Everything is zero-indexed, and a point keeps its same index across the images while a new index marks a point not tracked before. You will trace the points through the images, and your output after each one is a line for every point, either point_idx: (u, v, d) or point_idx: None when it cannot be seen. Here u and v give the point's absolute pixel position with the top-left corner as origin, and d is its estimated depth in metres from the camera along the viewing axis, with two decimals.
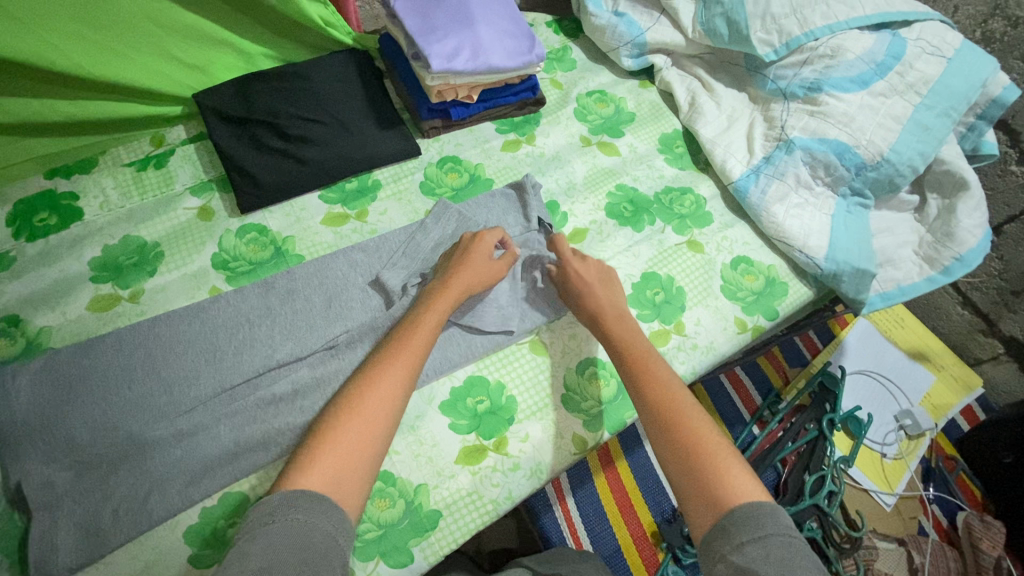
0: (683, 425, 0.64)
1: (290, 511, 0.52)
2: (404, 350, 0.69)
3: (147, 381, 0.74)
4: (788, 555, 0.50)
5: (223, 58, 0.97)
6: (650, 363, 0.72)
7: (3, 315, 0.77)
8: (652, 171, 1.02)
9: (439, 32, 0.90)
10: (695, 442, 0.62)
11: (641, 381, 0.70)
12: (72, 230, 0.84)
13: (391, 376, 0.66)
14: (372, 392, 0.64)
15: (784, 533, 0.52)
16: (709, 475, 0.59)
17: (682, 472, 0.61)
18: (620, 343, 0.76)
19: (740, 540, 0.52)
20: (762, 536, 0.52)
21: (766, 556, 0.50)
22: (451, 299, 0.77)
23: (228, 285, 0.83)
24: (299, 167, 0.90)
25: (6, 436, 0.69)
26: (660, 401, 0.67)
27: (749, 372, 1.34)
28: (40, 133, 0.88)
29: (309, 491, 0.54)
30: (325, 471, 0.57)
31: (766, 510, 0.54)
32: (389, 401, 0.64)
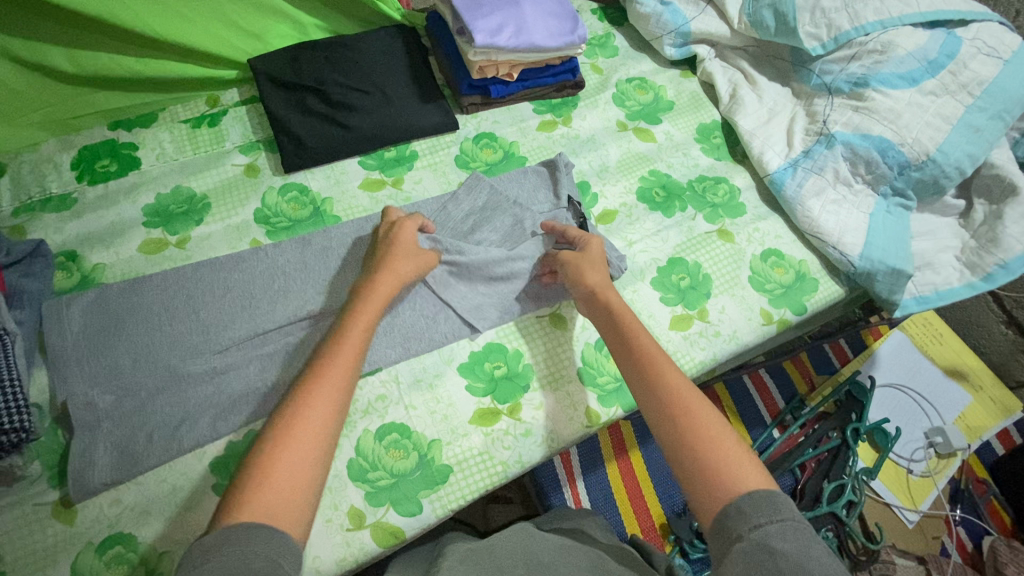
0: (692, 410, 0.61)
1: (227, 545, 0.47)
2: (330, 371, 0.62)
3: (186, 321, 0.78)
4: (804, 535, 0.49)
5: (279, 27, 1.02)
6: (651, 346, 0.69)
7: (63, 251, 0.83)
8: (687, 160, 1.02)
9: (485, 9, 0.92)
10: (703, 428, 0.60)
11: (644, 366, 0.67)
12: (130, 177, 0.90)
13: (322, 395, 0.59)
14: (308, 408, 0.58)
15: (797, 515, 0.51)
16: (718, 460, 0.57)
17: (692, 456, 0.58)
18: (619, 327, 0.73)
19: (757, 523, 0.50)
20: (780, 518, 0.50)
21: (783, 535, 0.49)
22: (378, 298, 0.72)
23: (268, 238, 0.87)
24: (342, 132, 0.93)
25: (57, 359, 0.74)
26: (665, 386, 0.64)
27: (773, 375, 1.30)
28: (108, 88, 0.95)
29: (246, 522, 0.48)
30: (262, 499, 0.51)
31: (776, 494, 0.53)
32: (322, 427, 0.57)
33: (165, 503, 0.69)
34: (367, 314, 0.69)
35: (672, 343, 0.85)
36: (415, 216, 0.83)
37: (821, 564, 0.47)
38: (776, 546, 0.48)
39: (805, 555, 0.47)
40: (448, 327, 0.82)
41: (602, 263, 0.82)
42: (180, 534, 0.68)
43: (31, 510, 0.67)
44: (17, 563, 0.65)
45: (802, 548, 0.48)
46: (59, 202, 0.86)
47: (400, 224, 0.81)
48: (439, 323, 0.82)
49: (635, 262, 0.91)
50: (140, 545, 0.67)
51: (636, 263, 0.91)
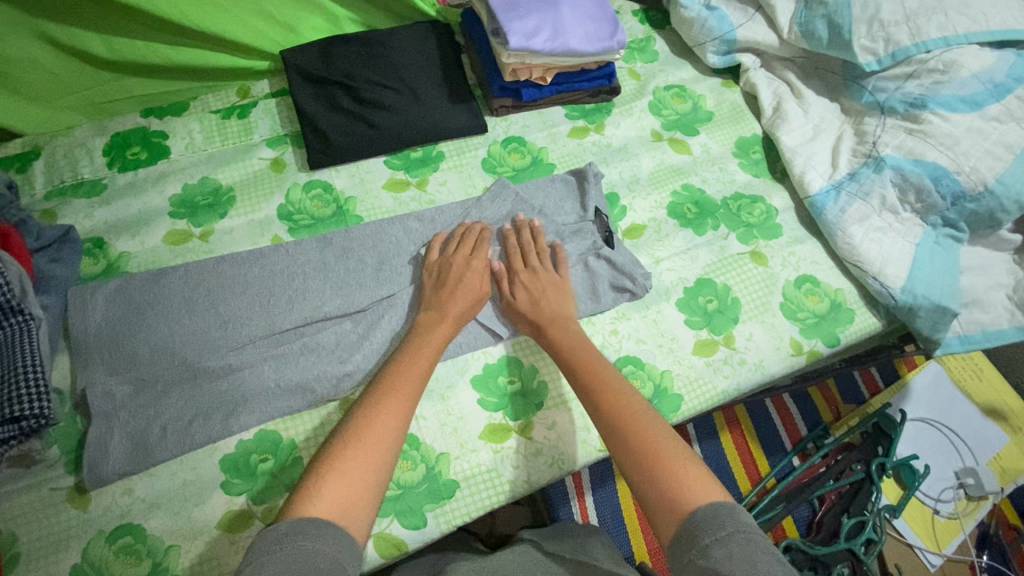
0: (642, 432, 0.62)
1: (297, 537, 0.52)
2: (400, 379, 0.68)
3: (204, 315, 0.79)
4: (752, 553, 0.50)
5: (313, 20, 1.01)
6: (603, 373, 0.70)
7: (90, 237, 0.84)
8: (723, 175, 0.98)
9: (521, 11, 0.88)
10: (651, 448, 0.61)
11: (597, 394, 0.68)
12: (159, 166, 0.90)
13: (392, 409, 0.65)
14: (372, 422, 0.63)
15: (744, 528, 0.52)
16: (667, 480, 0.58)
17: (646, 479, 0.59)
18: (569, 356, 0.74)
19: (705, 543, 0.52)
20: (724, 535, 0.51)
21: (729, 556, 0.50)
22: (446, 330, 0.75)
23: (290, 235, 0.87)
24: (370, 131, 0.92)
25: (80, 345, 0.75)
26: (614, 412, 0.66)
27: (797, 401, 1.28)
28: (142, 75, 0.95)
29: (314, 520, 0.54)
30: (331, 497, 0.56)
31: (724, 509, 0.54)
32: (387, 437, 0.62)
33: (176, 497, 0.70)
34: (437, 336, 0.74)
35: (694, 369, 0.81)
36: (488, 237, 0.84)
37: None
38: (720, 569, 0.49)
39: None
40: (463, 335, 0.80)
41: (557, 293, 0.80)
42: (188, 528, 0.69)
43: (48, 494, 0.70)
44: (35, 544, 0.67)
45: (746, 568, 0.49)
46: (90, 188, 0.87)
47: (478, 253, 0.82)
48: None
49: (660, 282, 0.87)
50: (148, 537, 0.68)
51: (662, 282, 0.87)
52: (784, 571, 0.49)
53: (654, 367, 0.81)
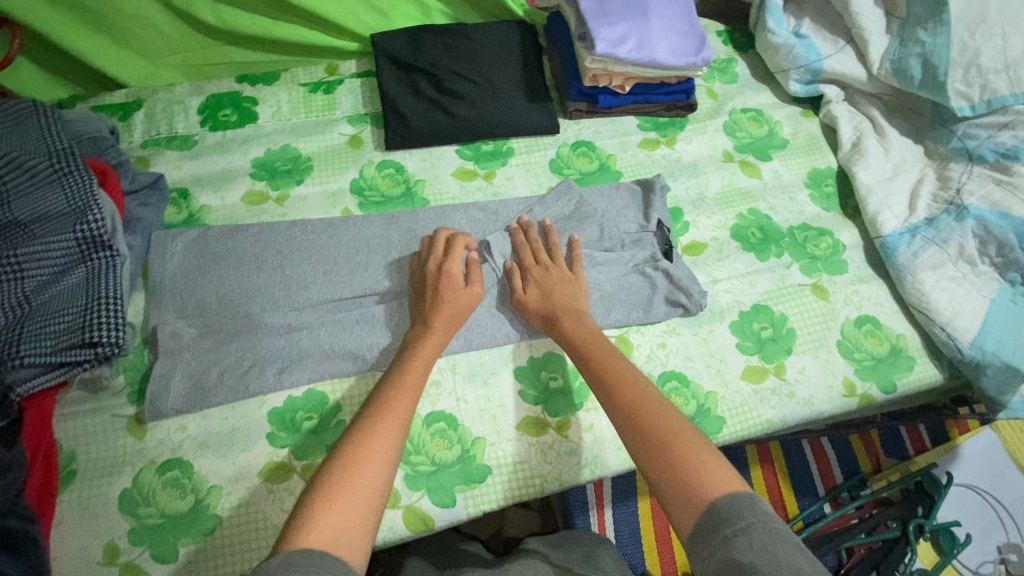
0: (658, 422, 0.60)
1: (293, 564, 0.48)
2: (392, 404, 0.65)
3: (271, 274, 0.82)
4: (772, 539, 0.48)
5: (405, 8, 1.04)
6: (614, 362, 0.70)
7: (177, 188, 0.89)
8: (792, 204, 0.96)
9: (612, 18, 0.88)
10: (668, 438, 0.59)
11: (611, 388, 0.66)
12: (246, 129, 0.95)
13: (382, 435, 0.61)
14: (362, 451, 0.59)
15: (765, 517, 0.50)
16: (684, 472, 0.56)
17: (663, 473, 0.57)
18: (581, 351, 0.73)
19: (726, 534, 0.49)
20: (744, 526, 0.49)
21: (751, 545, 0.47)
22: (435, 346, 0.74)
23: (359, 210, 0.90)
24: (446, 119, 0.95)
25: (155, 286, 0.80)
26: (628, 406, 0.64)
27: (836, 448, 1.24)
28: (242, 44, 1.01)
29: (305, 553, 0.50)
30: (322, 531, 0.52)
31: (742, 497, 0.52)
32: (379, 464, 0.59)
33: (224, 441, 0.73)
34: (425, 353, 0.72)
35: (741, 394, 0.80)
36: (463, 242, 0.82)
37: (791, 570, 0.45)
38: (743, 560, 0.46)
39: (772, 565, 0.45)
40: (513, 327, 0.81)
41: (566, 283, 0.80)
42: (231, 472, 0.72)
43: (110, 419, 0.74)
44: (93, 463, 0.72)
45: (770, 556, 0.46)
46: (182, 142, 0.93)
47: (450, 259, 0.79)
48: (504, 322, 0.81)
49: (716, 302, 0.86)
50: (194, 474, 0.71)
51: (717, 302, 0.86)
52: (810, 561, 0.46)
53: (700, 386, 0.80)
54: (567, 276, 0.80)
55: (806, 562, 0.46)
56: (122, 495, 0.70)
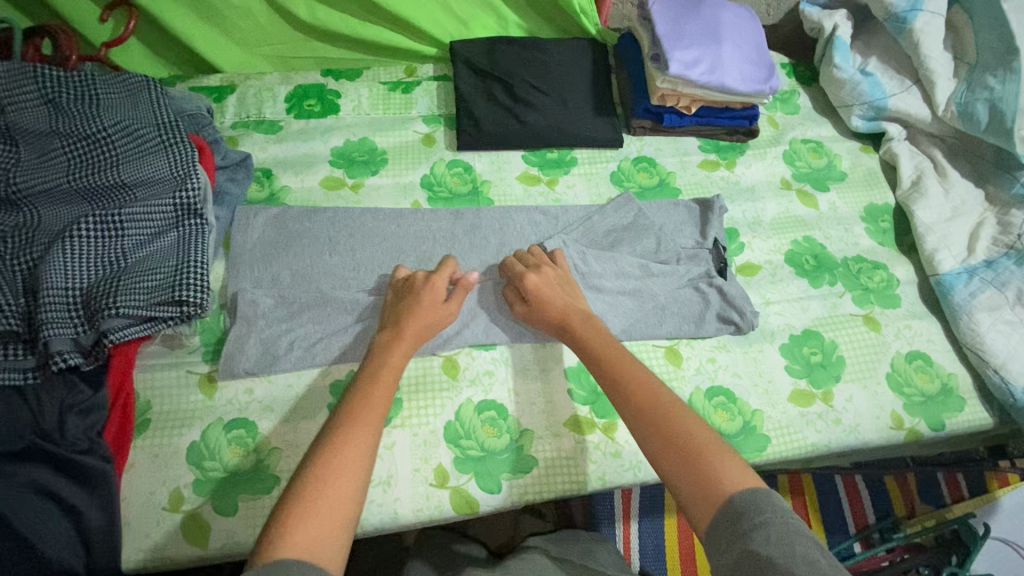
0: (677, 426, 0.61)
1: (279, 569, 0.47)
2: (364, 405, 0.63)
3: (343, 256, 0.87)
4: (789, 532, 0.49)
5: (484, 19, 1.10)
6: (631, 366, 0.69)
7: (262, 168, 0.95)
8: (847, 236, 0.97)
9: (685, 41, 0.92)
10: (685, 442, 0.59)
11: (626, 392, 0.67)
12: (327, 119, 1.01)
13: (354, 435, 0.60)
14: (334, 452, 0.58)
15: (783, 512, 0.51)
16: (702, 473, 0.56)
17: (681, 475, 0.57)
18: (595, 357, 0.73)
19: (744, 529, 0.50)
20: (761, 520, 0.50)
21: (769, 539, 0.48)
22: (406, 350, 0.73)
23: (428, 203, 0.95)
24: (516, 125, 0.99)
25: (237, 256, 0.85)
26: (644, 410, 0.64)
27: (871, 488, 1.22)
28: (330, 41, 1.08)
29: (285, 556, 0.48)
30: (299, 533, 0.51)
31: (761, 493, 0.53)
32: (355, 464, 0.57)
33: (287, 406, 0.77)
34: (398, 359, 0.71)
35: (787, 415, 0.81)
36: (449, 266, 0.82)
37: (808, 563, 0.46)
38: (761, 552, 0.48)
39: (790, 559, 0.46)
40: None
41: (566, 289, 0.80)
42: (292, 437, 0.76)
43: (185, 375, 0.79)
44: (166, 414, 0.76)
45: (786, 548, 0.47)
46: (268, 126, 0.99)
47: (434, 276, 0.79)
48: None
49: (767, 323, 0.88)
50: (258, 434, 0.76)
51: (768, 324, 0.88)
52: (826, 556, 0.48)
53: (746, 403, 0.81)
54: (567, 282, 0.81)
55: (821, 556, 0.47)
56: (190, 447, 0.75)
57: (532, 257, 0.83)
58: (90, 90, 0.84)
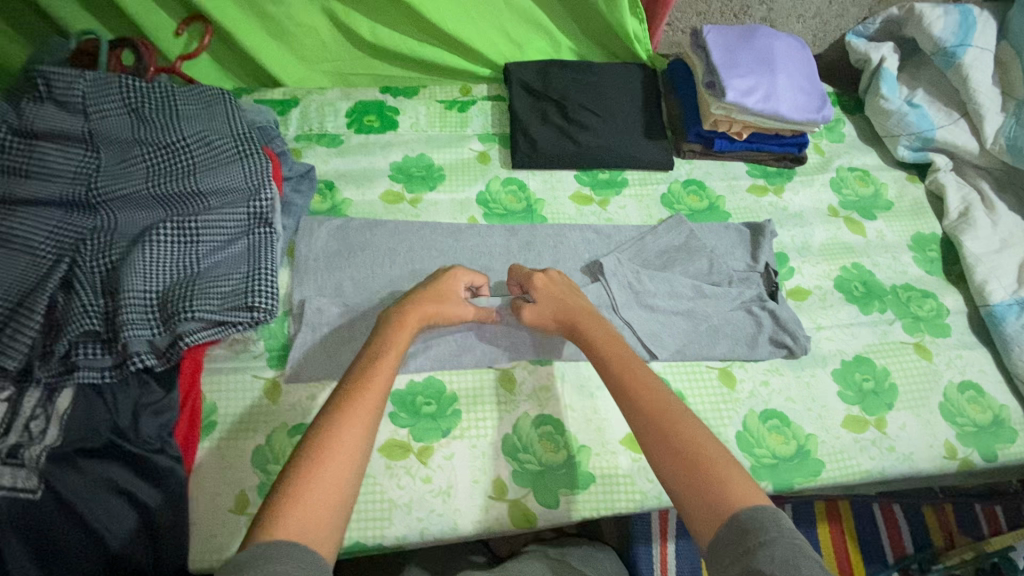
0: (686, 434, 0.59)
1: (269, 556, 0.46)
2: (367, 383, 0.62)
3: (403, 268, 0.90)
4: (795, 552, 0.47)
5: (539, 43, 1.13)
6: (636, 366, 0.68)
7: (324, 180, 0.98)
8: (895, 263, 0.98)
9: (741, 69, 0.94)
10: (692, 450, 0.58)
11: (634, 393, 0.65)
12: (386, 134, 1.04)
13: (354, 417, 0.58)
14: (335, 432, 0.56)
15: (789, 533, 0.49)
16: (705, 482, 0.55)
17: (685, 482, 0.56)
18: (601, 355, 0.71)
19: (750, 545, 0.49)
20: (768, 538, 0.49)
21: (773, 558, 0.47)
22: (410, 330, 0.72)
23: (484, 219, 0.97)
24: (570, 145, 1.01)
25: (302, 264, 0.88)
26: (648, 411, 0.62)
27: (908, 517, 1.21)
28: (389, 60, 1.11)
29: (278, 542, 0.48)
30: (292, 518, 0.50)
31: (768, 512, 0.51)
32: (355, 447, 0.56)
33: None
34: (400, 338, 0.69)
35: (841, 441, 0.81)
36: (473, 271, 0.83)
37: None
38: (765, 570, 0.46)
39: None
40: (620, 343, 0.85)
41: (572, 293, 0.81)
42: None
43: (250, 379, 0.81)
44: (231, 417, 0.78)
45: (790, 567, 0.46)
46: (330, 140, 1.02)
47: (454, 272, 0.80)
48: None
49: (818, 348, 0.89)
50: None
51: (819, 348, 0.89)
52: None
53: (800, 428, 0.82)
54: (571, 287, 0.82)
55: None
56: (255, 450, 0.76)
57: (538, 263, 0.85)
58: (170, 102, 0.88)
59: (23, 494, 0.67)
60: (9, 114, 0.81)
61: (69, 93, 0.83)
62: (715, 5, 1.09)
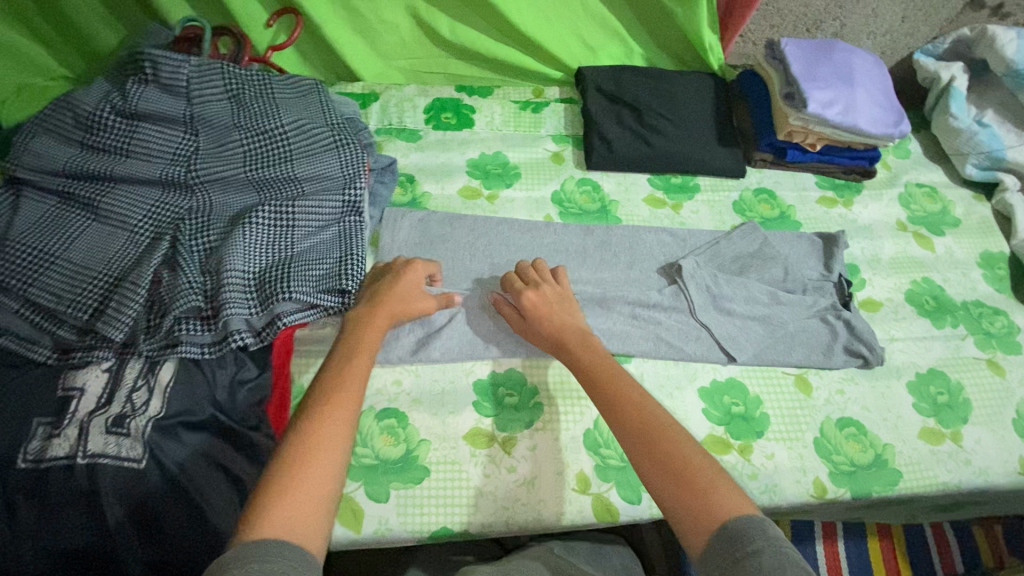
0: (668, 443, 0.57)
1: (246, 559, 0.45)
2: (341, 387, 0.61)
3: (484, 261, 0.92)
4: (784, 562, 0.45)
5: (611, 48, 1.14)
6: (619, 376, 0.66)
7: (405, 173, 1.00)
8: (965, 280, 0.99)
9: (821, 81, 0.96)
10: (677, 457, 0.55)
11: (615, 402, 0.63)
12: (464, 132, 1.06)
13: (328, 420, 0.57)
14: (311, 435, 0.55)
15: (777, 541, 0.46)
16: (691, 488, 0.53)
17: (673, 491, 0.53)
18: (585, 364, 0.70)
19: (740, 555, 0.46)
20: (755, 548, 0.46)
21: (761, 568, 0.44)
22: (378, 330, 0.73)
23: (559, 217, 0.99)
24: (645, 149, 1.03)
25: (389, 254, 0.90)
26: (632, 418, 0.60)
27: (959, 536, 1.21)
28: (465, 60, 1.14)
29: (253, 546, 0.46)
30: (270, 523, 0.48)
31: (757, 521, 0.49)
32: (333, 448, 0.55)
33: (435, 399, 0.81)
34: (370, 342, 0.70)
35: (917, 452, 0.82)
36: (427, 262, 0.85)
37: None
38: None
39: None
40: (697, 344, 0.86)
41: (562, 305, 0.80)
42: (439, 430, 0.79)
43: None
44: None
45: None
46: (410, 135, 1.05)
47: (413, 265, 0.82)
48: (690, 340, 0.86)
49: (892, 359, 0.89)
50: (408, 425, 0.79)
51: (893, 360, 0.89)
52: None
53: (877, 436, 0.82)
54: (563, 293, 0.82)
55: None
56: None
57: (534, 271, 0.85)
58: (268, 90, 0.91)
59: (128, 463, 0.68)
60: (117, 97, 0.84)
61: (175, 77, 0.86)
62: (789, 19, 1.11)
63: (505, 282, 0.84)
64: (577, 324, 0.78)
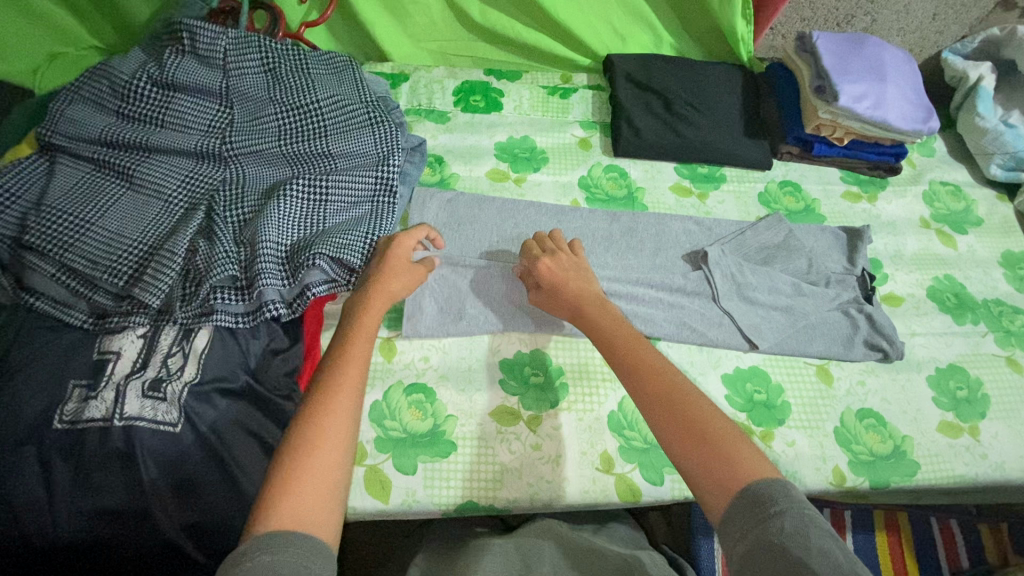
0: (687, 414, 0.56)
1: (262, 548, 0.44)
2: (342, 365, 0.60)
3: (512, 243, 0.92)
4: (806, 522, 0.46)
5: (640, 36, 1.14)
6: (638, 345, 0.66)
7: (434, 154, 1.01)
8: (986, 278, 1.00)
9: (852, 75, 0.96)
10: (698, 422, 0.55)
11: (635, 373, 0.62)
12: (492, 115, 1.07)
13: (332, 400, 0.56)
14: (315, 416, 0.54)
15: (799, 502, 0.47)
16: (714, 451, 0.53)
17: (695, 465, 0.53)
18: (604, 336, 0.70)
19: (762, 519, 0.47)
20: (778, 510, 0.47)
21: (783, 530, 0.45)
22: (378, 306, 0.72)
23: (586, 202, 0.99)
24: (673, 137, 1.03)
25: None
26: (652, 388, 0.60)
27: (965, 533, 1.22)
28: (494, 43, 1.14)
29: (268, 534, 0.46)
30: (282, 505, 0.48)
31: (778, 483, 0.49)
32: (339, 425, 0.55)
33: (462, 375, 0.82)
34: (368, 320, 0.69)
35: (936, 445, 0.83)
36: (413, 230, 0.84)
37: (825, 556, 0.43)
38: (779, 544, 0.44)
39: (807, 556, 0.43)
40: (721, 331, 0.87)
41: (577, 276, 0.80)
42: (465, 406, 0.80)
43: None
44: None
45: (802, 540, 0.44)
46: (439, 116, 1.05)
47: (396, 238, 0.80)
48: (714, 327, 0.87)
49: (912, 353, 0.90)
50: (436, 401, 0.80)
51: (913, 354, 0.90)
52: (847, 554, 0.44)
53: (896, 428, 0.84)
54: (579, 265, 0.82)
55: (838, 550, 0.44)
56: (373, 405, 0.78)
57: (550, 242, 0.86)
58: (303, 65, 0.91)
59: (163, 426, 0.70)
60: (153, 67, 0.84)
61: (212, 49, 0.86)
62: (820, 13, 1.11)
63: (524, 250, 0.86)
64: (595, 292, 0.78)
